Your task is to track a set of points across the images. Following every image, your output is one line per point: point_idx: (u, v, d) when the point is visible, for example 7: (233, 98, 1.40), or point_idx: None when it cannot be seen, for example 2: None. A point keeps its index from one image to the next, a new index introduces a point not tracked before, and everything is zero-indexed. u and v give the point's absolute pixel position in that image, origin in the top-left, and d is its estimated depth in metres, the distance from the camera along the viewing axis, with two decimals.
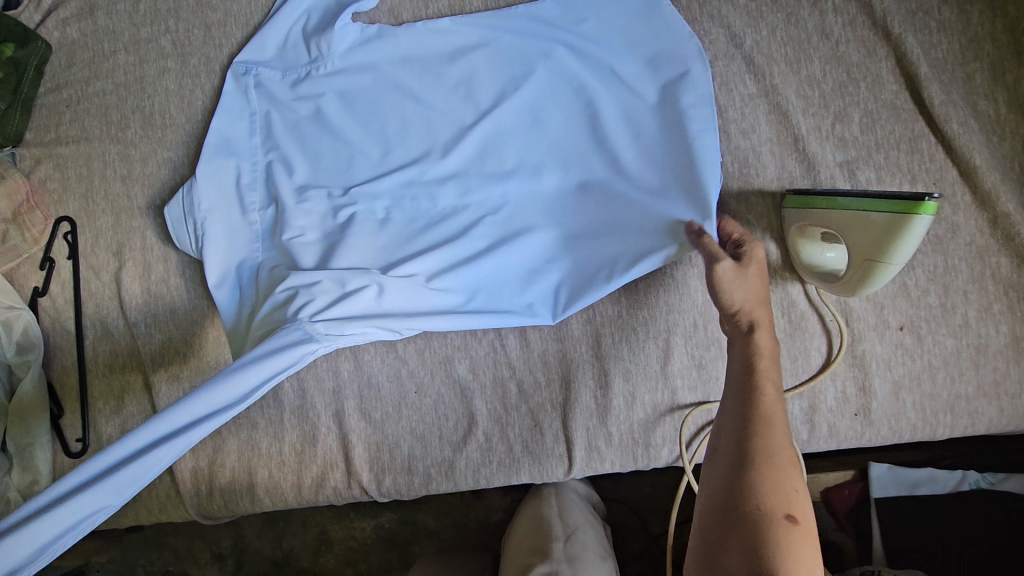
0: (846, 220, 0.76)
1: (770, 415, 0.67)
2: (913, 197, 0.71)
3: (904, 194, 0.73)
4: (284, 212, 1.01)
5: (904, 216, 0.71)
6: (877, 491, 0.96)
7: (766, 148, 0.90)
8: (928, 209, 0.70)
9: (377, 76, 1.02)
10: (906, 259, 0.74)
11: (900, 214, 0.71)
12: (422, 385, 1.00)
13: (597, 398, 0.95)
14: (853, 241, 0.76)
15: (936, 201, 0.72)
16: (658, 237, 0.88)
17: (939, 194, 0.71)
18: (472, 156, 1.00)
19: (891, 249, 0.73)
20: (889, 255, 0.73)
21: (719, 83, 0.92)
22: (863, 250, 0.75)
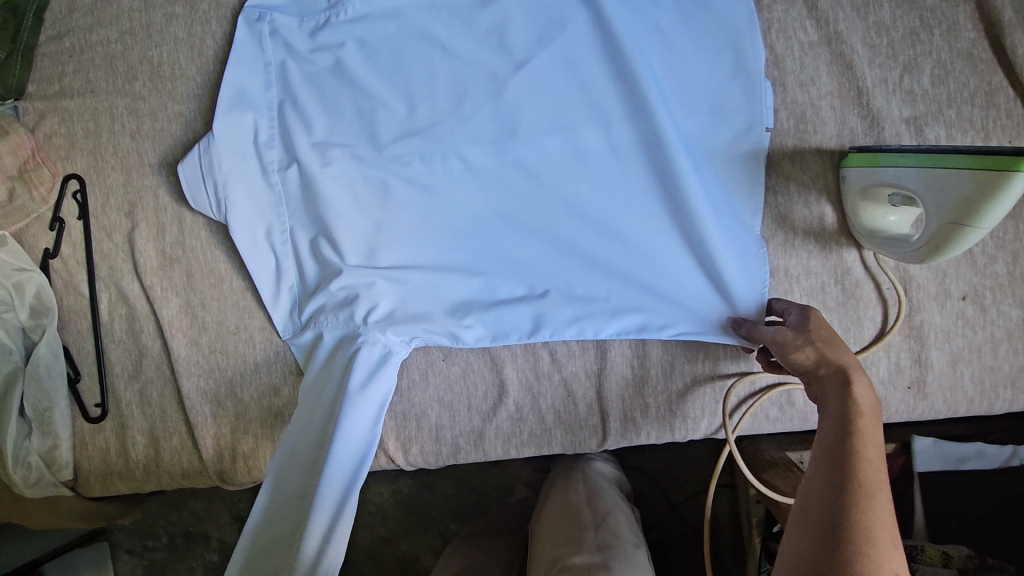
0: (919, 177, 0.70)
1: (871, 482, 0.60)
2: (1008, 151, 0.63)
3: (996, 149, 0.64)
4: (309, 175, 0.96)
5: (994, 173, 0.64)
6: (920, 465, 0.92)
7: (826, 103, 0.84)
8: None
9: (402, 24, 0.94)
10: (995, 223, 0.66)
11: (989, 170, 0.64)
12: (450, 352, 0.97)
13: (632, 366, 0.92)
14: (930, 201, 0.68)
15: None
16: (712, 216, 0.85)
17: None
18: (505, 113, 0.93)
19: (967, 206, 0.66)
20: (974, 217, 0.65)
21: (776, 30, 0.85)
22: (942, 211, 0.67)
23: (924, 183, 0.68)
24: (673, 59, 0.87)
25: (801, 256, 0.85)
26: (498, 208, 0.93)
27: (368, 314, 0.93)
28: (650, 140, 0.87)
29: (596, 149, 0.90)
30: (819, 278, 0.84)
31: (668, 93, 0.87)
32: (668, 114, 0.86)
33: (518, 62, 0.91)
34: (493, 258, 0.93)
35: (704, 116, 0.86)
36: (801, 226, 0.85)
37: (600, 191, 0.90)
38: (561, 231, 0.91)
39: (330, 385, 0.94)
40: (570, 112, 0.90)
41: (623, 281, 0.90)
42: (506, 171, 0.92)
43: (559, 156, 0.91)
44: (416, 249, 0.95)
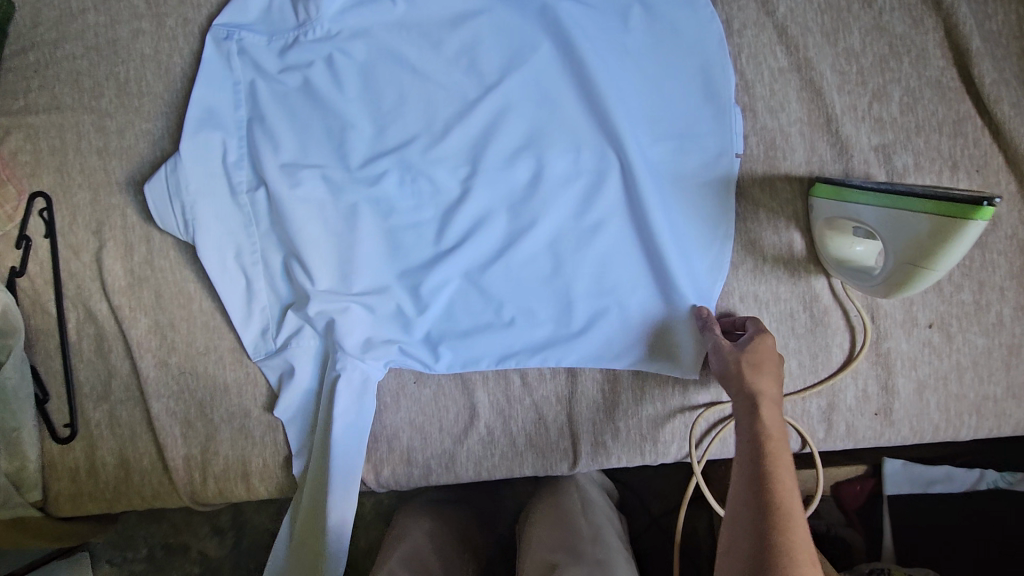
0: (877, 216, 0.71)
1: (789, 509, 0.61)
2: (970, 200, 0.63)
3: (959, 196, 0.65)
4: (278, 198, 0.95)
5: (955, 221, 0.64)
6: (888, 488, 0.93)
7: (795, 129, 0.83)
8: (984, 215, 0.63)
9: (373, 45, 0.95)
10: (950, 266, 0.67)
11: (949, 217, 0.64)
12: (421, 376, 0.97)
13: (604, 391, 0.91)
14: (894, 241, 0.69)
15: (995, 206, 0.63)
16: (686, 241, 0.86)
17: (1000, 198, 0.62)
18: (475, 137, 0.93)
19: (923, 250, 0.67)
20: (932, 261, 0.67)
21: (746, 55, 0.85)
22: (905, 254, 0.68)
23: (891, 223, 0.69)
24: (641, 84, 0.87)
25: (770, 282, 0.85)
26: (470, 232, 0.93)
27: (340, 340, 0.93)
28: (620, 165, 0.88)
29: (566, 173, 0.90)
30: (787, 305, 0.84)
31: (637, 118, 0.87)
32: (637, 140, 0.86)
33: (488, 84, 0.92)
34: (466, 282, 0.94)
35: (673, 141, 0.86)
36: (770, 252, 0.85)
37: (572, 215, 0.91)
38: (533, 256, 0.92)
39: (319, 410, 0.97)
40: (540, 135, 0.91)
41: (596, 306, 0.90)
42: (478, 195, 0.93)
43: (530, 180, 0.91)
44: (389, 273, 0.96)
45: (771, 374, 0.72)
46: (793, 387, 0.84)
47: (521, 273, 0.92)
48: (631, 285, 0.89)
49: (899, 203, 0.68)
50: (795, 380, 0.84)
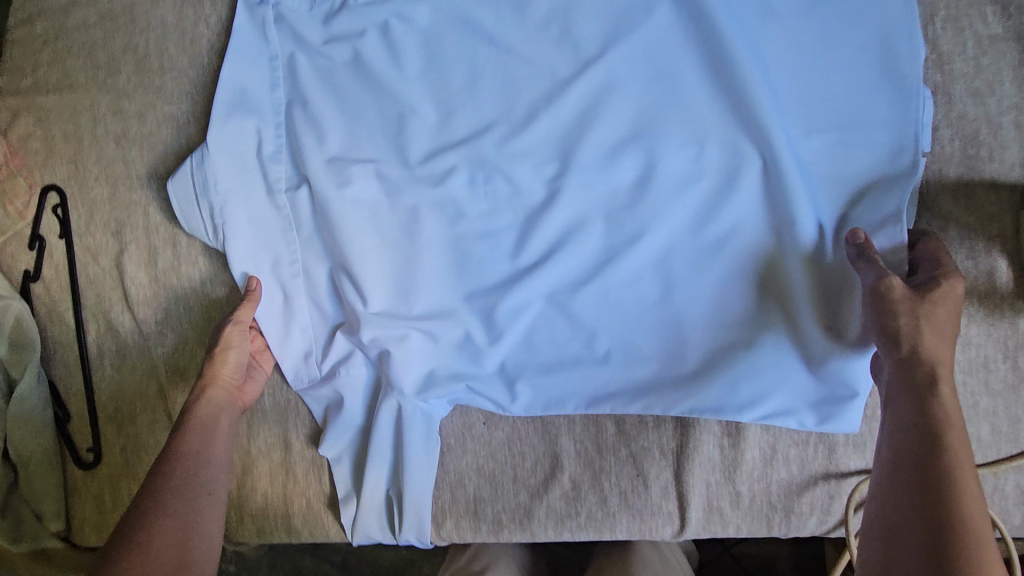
0: None
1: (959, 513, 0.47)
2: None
3: None
4: (325, 199, 0.79)
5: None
6: None
7: (1006, 120, 0.63)
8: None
9: (439, 10, 0.77)
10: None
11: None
12: (493, 415, 0.81)
13: (722, 447, 0.75)
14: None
15: None
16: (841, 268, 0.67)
17: None
18: (566, 125, 0.75)
19: None
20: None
21: (940, 19, 0.64)
22: None
23: None
24: (791, 57, 0.67)
25: (958, 321, 0.65)
26: (558, 246, 0.75)
27: (399, 374, 0.78)
28: (757, 164, 0.68)
29: (684, 174, 0.71)
30: (981, 351, 0.64)
31: (782, 104, 0.67)
32: (782, 131, 0.67)
33: (585, 58, 0.73)
34: (551, 308, 0.76)
35: (828, 134, 0.66)
36: (961, 282, 0.64)
37: (688, 227, 0.72)
38: (638, 278, 0.73)
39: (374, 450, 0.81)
40: (651, 123, 0.72)
41: (717, 344, 0.72)
42: (570, 199, 0.74)
43: (637, 181, 0.73)
44: (457, 292, 0.79)
45: (945, 321, 0.56)
46: (982, 459, 0.65)
47: (620, 298, 0.74)
48: (764, 318, 0.70)
49: None
50: (983, 450, 0.65)
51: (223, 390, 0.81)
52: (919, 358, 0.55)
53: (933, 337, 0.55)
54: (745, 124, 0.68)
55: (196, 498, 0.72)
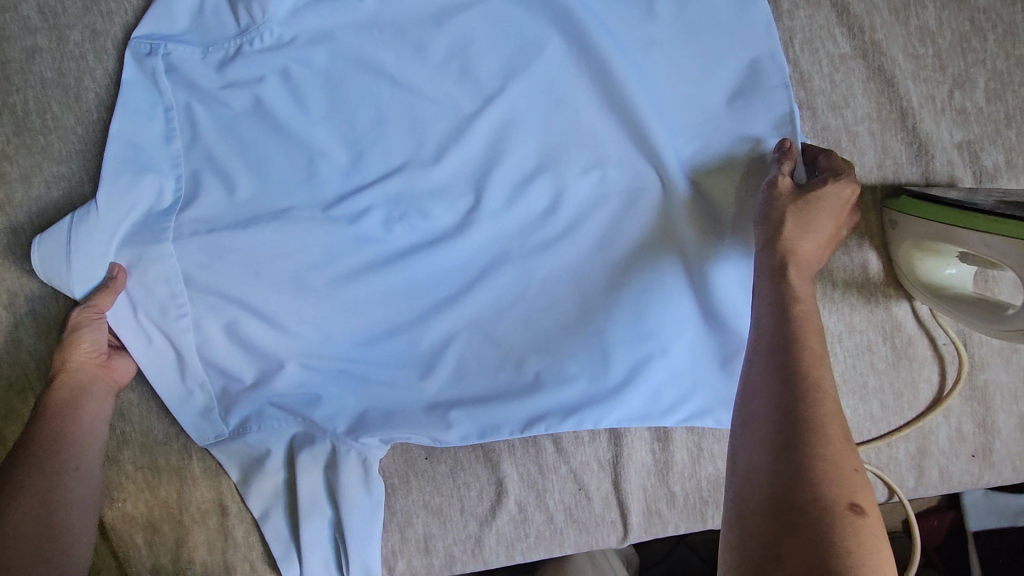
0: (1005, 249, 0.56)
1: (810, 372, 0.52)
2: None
3: None
4: (239, 251, 0.79)
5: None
6: (972, 523, 0.82)
7: (864, 128, 0.70)
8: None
9: (338, 52, 0.77)
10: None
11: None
12: (433, 449, 0.81)
13: (654, 452, 0.79)
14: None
15: None
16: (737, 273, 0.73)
17: None
18: (473, 157, 0.77)
19: None
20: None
21: (798, 41, 0.70)
22: None
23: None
24: (675, 83, 0.72)
25: (844, 311, 0.72)
26: (477, 276, 0.78)
27: (331, 415, 0.80)
28: (654, 184, 0.74)
29: (590, 198, 0.75)
30: (865, 336, 0.72)
31: (671, 128, 0.72)
32: (672, 153, 0.72)
33: (486, 93, 0.75)
34: (476, 335, 0.78)
35: (711, 152, 0.72)
36: (841, 276, 0.71)
37: (597, 248, 0.76)
38: (554, 298, 0.77)
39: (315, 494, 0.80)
40: (553, 151, 0.75)
41: (634, 356, 0.75)
42: (482, 229, 0.77)
43: (546, 208, 0.76)
44: (382, 330, 0.79)
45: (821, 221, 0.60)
46: (878, 433, 0.72)
47: (539, 318, 0.77)
48: (675, 325, 0.75)
49: None
50: (877, 424, 0.72)
51: (82, 370, 0.76)
52: (791, 245, 0.59)
53: (809, 224, 0.59)
54: (641, 148, 0.73)
55: (66, 478, 0.73)
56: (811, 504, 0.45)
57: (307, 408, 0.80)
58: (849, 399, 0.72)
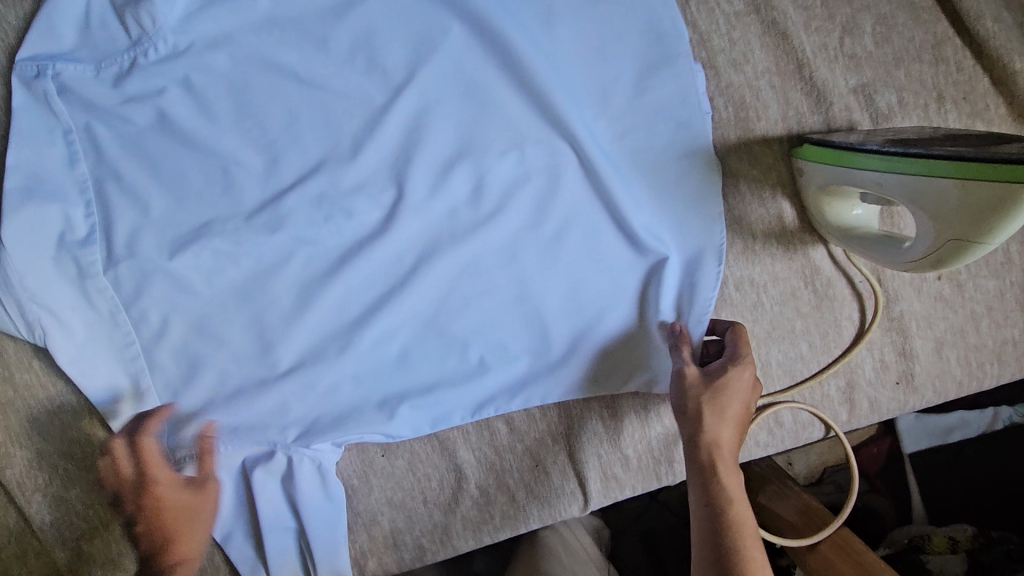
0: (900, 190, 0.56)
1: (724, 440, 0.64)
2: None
3: (1004, 155, 0.49)
4: (165, 271, 0.77)
5: (1006, 187, 0.48)
6: (908, 445, 0.88)
7: (765, 82, 0.72)
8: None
9: (238, 56, 0.75)
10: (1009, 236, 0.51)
11: (1000, 184, 0.49)
12: (388, 446, 0.81)
13: (604, 418, 0.81)
14: (925, 213, 0.54)
15: None
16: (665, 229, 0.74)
17: None
18: (391, 150, 0.76)
19: (969, 224, 0.51)
20: (984, 236, 0.51)
21: (695, 3, 0.72)
22: (941, 229, 0.53)
23: (915, 195, 0.54)
24: (581, 56, 0.73)
25: (765, 262, 0.75)
26: (410, 270, 0.77)
27: (282, 423, 0.79)
28: (574, 157, 0.75)
29: (514, 178, 0.75)
30: (788, 283, 0.75)
31: (582, 99, 0.73)
32: (587, 126, 0.73)
33: (396, 84, 0.75)
34: (418, 328, 0.78)
35: (630, 118, 0.73)
36: (759, 229, 0.74)
37: (526, 227, 0.76)
38: (488, 283, 0.77)
39: (275, 504, 0.81)
40: (470, 135, 0.75)
41: (573, 330, 0.77)
42: (409, 222, 0.76)
43: (471, 193, 0.76)
44: (323, 337, 0.79)
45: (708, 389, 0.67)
46: (808, 373, 0.76)
47: (476, 305, 0.77)
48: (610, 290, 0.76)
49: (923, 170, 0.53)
50: (807, 364, 0.76)
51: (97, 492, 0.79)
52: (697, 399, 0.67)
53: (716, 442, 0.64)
54: (556, 122, 0.74)
55: None
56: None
57: (257, 420, 0.80)
58: (779, 344, 0.75)
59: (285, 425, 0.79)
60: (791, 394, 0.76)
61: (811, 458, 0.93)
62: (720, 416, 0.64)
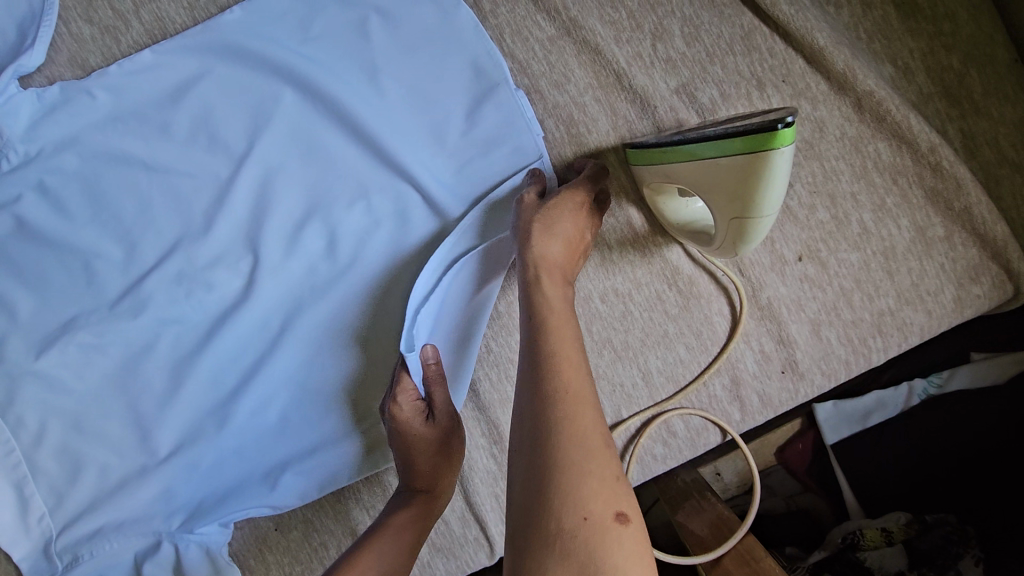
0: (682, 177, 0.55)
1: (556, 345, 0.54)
2: (761, 129, 0.46)
3: (748, 126, 0.48)
4: (34, 373, 0.77)
5: (752, 159, 0.47)
6: (830, 436, 0.82)
7: (589, 97, 0.73)
8: (785, 140, 0.45)
9: (86, 154, 0.78)
10: (783, 205, 0.49)
11: (749, 156, 0.47)
12: (280, 518, 0.80)
13: (497, 457, 0.77)
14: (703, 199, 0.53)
15: (790, 127, 0.45)
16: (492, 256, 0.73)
17: (790, 115, 0.45)
18: (243, 220, 0.77)
19: (737, 203, 0.50)
20: (753, 211, 0.49)
21: (510, 35, 0.74)
22: (718, 211, 0.52)
23: (691, 181, 0.54)
24: (408, 101, 0.75)
25: (626, 270, 0.73)
26: (277, 334, 0.77)
27: (169, 509, 0.78)
28: (420, 199, 0.76)
29: (365, 227, 0.76)
30: (651, 288, 0.73)
31: (417, 142, 0.75)
32: (424, 167, 0.75)
33: (238, 155, 0.76)
34: (292, 391, 0.77)
35: (465, 153, 0.75)
36: (613, 238, 0.73)
37: (384, 274, 0.77)
38: (358, 336, 0.77)
39: None
40: (315, 193, 0.76)
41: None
42: (267, 287, 0.76)
43: (326, 249, 0.76)
44: (199, 415, 0.77)
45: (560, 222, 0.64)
46: (690, 377, 0.73)
47: (347, 358, 0.77)
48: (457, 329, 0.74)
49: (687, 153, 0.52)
50: (688, 367, 0.73)
51: None
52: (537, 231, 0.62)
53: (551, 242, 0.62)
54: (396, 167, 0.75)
55: None
56: (572, 534, 0.44)
57: (145, 512, 0.78)
58: (655, 351, 0.73)
59: (174, 512, 0.78)
60: (679, 401, 0.73)
61: (738, 463, 0.84)
62: (550, 231, 0.62)
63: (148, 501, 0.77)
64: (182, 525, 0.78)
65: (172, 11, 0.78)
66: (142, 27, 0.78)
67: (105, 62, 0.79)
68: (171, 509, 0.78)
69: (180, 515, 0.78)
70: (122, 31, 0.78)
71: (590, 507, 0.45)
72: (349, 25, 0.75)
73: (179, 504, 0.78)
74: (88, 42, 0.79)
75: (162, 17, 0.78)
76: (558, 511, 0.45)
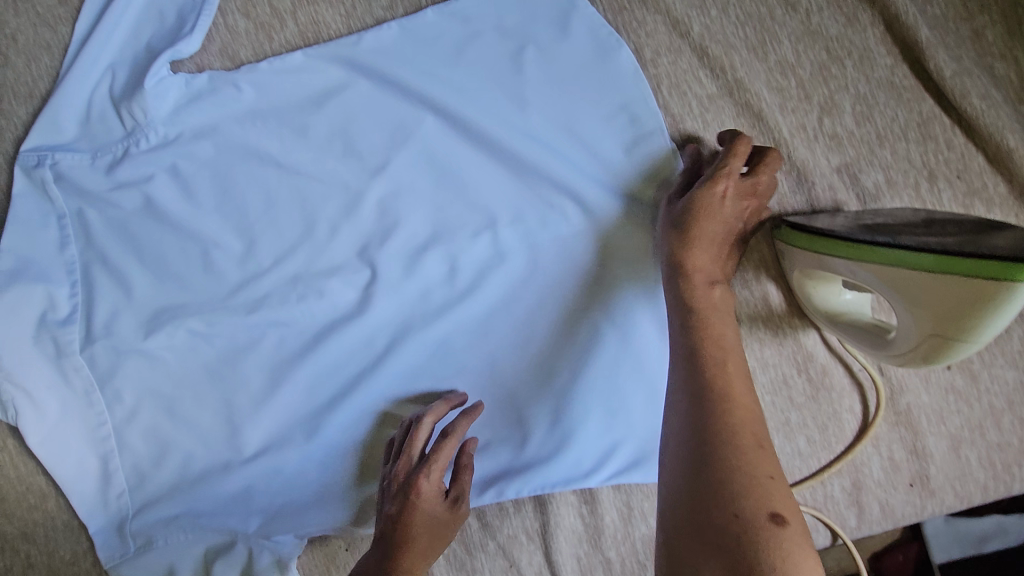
0: (881, 280, 0.54)
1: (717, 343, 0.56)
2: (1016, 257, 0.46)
3: (987, 250, 0.48)
4: (139, 350, 0.78)
5: (991, 285, 0.47)
6: (938, 554, 0.78)
7: None
8: None
9: (225, 144, 0.78)
10: (994, 337, 0.49)
11: (990, 282, 0.47)
12: (353, 539, 0.80)
13: (583, 517, 0.79)
14: (904, 307, 0.52)
15: None
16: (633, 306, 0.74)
17: None
18: (367, 231, 0.76)
19: (953, 323, 0.50)
20: (965, 333, 0.49)
21: (667, 86, 0.71)
22: (921, 325, 0.51)
23: (893, 287, 0.53)
24: (555, 139, 0.73)
25: (753, 348, 0.69)
26: (382, 353, 0.76)
27: (246, 512, 0.77)
28: (551, 239, 0.74)
29: (487, 259, 0.74)
30: (778, 370, 0.69)
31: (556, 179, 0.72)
32: (561, 210, 0.73)
33: (371, 167, 0.76)
34: (387, 413, 0.76)
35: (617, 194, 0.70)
36: (745, 312, 0.69)
37: (500, 311, 0.74)
38: (464, 368, 0.75)
39: None
40: (445, 216, 0.75)
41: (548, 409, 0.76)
42: (381, 305, 0.76)
43: (446, 275, 0.75)
44: (291, 421, 0.77)
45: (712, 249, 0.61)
46: (807, 471, 0.68)
47: (449, 388, 0.75)
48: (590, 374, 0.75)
49: (904, 258, 0.51)
50: (806, 462, 0.68)
51: None
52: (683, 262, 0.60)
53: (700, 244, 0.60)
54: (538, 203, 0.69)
55: None
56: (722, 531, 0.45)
57: (223, 510, 0.77)
58: (773, 438, 0.68)
59: (252, 514, 0.77)
60: (791, 494, 0.68)
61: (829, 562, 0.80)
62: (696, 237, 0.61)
63: (228, 498, 0.77)
64: (260, 528, 0.77)
65: (328, 15, 0.78)
66: (296, 27, 0.78)
67: (254, 57, 0.79)
68: (249, 512, 0.77)
69: (256, 519, 0.77)
70: (276, 29, 0.79)
71: (741, 506, 0.46)
72: (504, 54, 0.73)
73: (257, 507, 0.77)
74: (240, 34, 0.79)
75: (317, 21, 0.78)
76: (711, 508, 0.47)
